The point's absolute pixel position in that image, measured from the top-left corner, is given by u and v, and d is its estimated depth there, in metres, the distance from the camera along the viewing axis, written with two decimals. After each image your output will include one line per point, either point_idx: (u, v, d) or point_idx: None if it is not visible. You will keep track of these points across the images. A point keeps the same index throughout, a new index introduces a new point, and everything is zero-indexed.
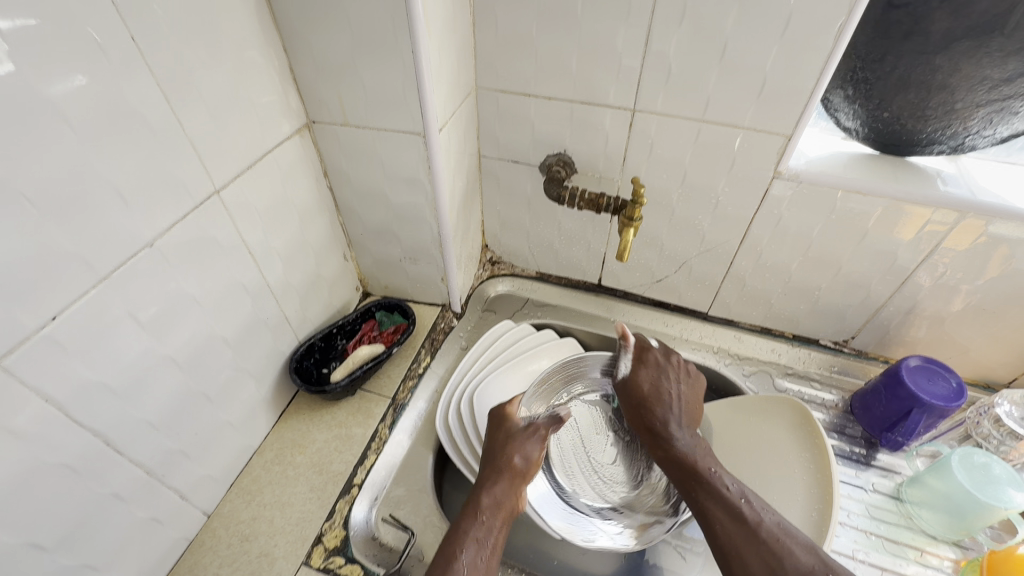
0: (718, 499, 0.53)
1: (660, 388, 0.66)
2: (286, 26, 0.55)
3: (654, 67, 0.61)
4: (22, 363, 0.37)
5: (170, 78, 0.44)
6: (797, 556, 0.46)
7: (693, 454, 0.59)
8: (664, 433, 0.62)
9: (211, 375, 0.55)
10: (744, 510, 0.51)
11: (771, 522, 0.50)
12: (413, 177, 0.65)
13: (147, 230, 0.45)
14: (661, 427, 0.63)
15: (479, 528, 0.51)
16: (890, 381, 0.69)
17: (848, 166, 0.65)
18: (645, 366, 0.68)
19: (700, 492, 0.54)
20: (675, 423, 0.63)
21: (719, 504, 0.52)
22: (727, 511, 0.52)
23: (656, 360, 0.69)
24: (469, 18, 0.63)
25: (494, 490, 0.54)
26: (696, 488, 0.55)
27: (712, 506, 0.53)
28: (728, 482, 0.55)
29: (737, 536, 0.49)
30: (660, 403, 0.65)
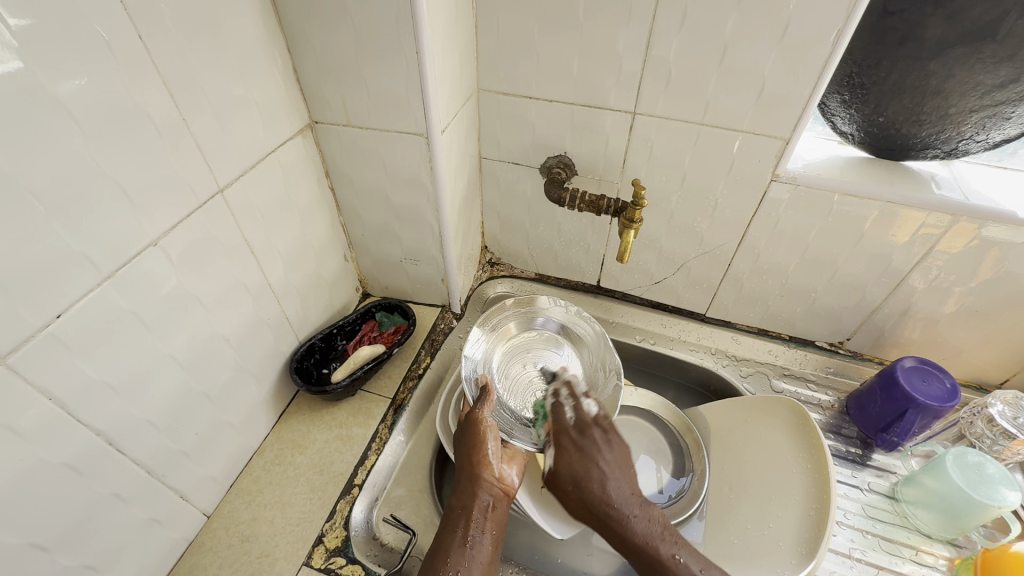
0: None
1: (588, 462, 0.56)
2: (289, 25, 0.55)
3: (655, 71, 0.62)
4: (25, 361, 0.37)
5: (175, 77, 0.44)
6: None
7: (652, 535, 0.51)
8: (616, 516, 0.52)
9: (212, 375, 0.55)
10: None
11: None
12: (414, 178, 0.65)
13: (151, 229, 0.45)
14: (614, 510, 0.53)
15: (467, 534, 0.53)
16: (885, 382, 0.70)
17: (845, 170, 0.66)
18: (569, 451, 0.58)
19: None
20: (616, 486, 0.54)
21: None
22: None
23: (596, 440, 0.58)
24: (472, 20, 0.64)
25: (473, 494, 0.56)
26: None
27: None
28: (690, 562, 0.49)
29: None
30: (596, 484, 0.55)
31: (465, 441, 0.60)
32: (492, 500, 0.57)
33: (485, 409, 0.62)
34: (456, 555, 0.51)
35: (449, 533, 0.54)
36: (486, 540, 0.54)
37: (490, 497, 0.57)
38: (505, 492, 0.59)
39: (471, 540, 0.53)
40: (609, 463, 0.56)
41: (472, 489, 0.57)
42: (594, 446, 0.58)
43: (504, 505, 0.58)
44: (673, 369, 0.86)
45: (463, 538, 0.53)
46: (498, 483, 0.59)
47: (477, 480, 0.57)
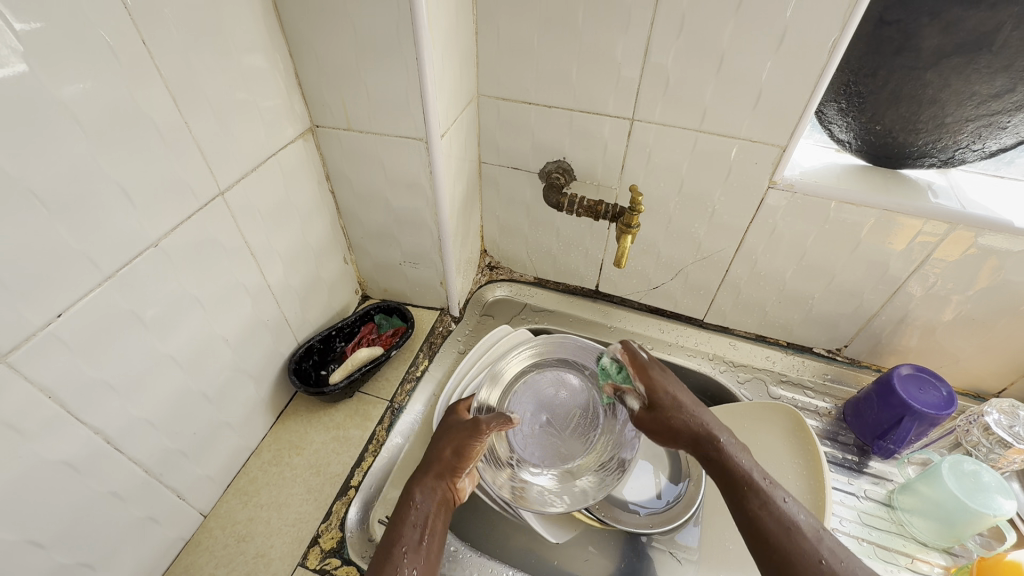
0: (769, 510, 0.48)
1: (665, 390, 0.58)
2: (291, 30, 0.56)
3: (653, 78, 0.62)
4: (27, 360, 0.38)
5: (178, 80, 0.45)
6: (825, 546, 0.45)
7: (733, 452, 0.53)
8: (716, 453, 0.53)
9: (211, 375, 0.56)
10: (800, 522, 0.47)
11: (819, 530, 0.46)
12: (414, 182, 0.66)
13: (152, 230, 0.45)
14: (711, 446, 0.53)
15: (422, 530, 0.52)
16: (882, 389, 0.70)
17: (842, 177, 0.66)
18: (652, 372, 0.61)
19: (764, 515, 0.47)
20: (719, 429, 0.55)
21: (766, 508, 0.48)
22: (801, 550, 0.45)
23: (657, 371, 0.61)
24: (473, 26, 0.64)
25: (426, 495, 0.55)
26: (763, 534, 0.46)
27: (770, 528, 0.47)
28: (784, 497, 0.49)
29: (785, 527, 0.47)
30: (679, 407, 0.57)
31: (444, 439, 0.60)
32: (439, 502, 0.55)
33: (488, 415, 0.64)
34: (405, 549, 0.49)
35: (398, 529, 0.51)
36: (431, 532, 0.52)
37: (434, 500, 0.55)
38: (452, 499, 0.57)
39: (421, 539, 0.51)
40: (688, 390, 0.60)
41: (428, 487, 0.55)
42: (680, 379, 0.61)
43: (451, 511, 0.56)
44: None
45: (409, 531, 0.51)
46: (453, 490, 0.57)
47: (431, 479, 0.56)
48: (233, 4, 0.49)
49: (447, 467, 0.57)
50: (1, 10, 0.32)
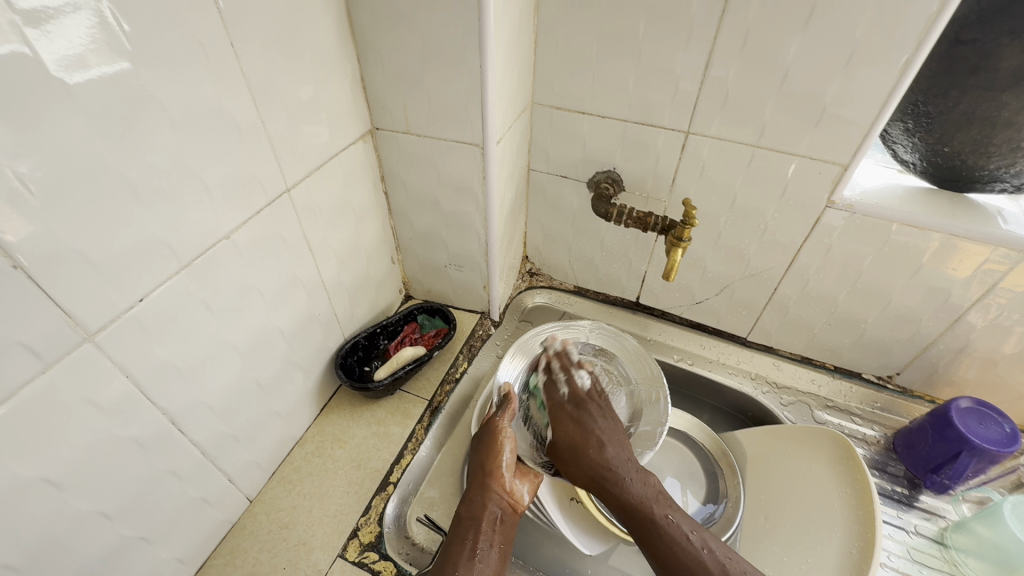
0: (677, 537, 0.55)
1: (586, 431, 0.63)
2: (360, 36, 0.58)
3: (711, 91, 0.62)
4: (109, 339, 0.40)
5: (258, 82, 0.47)
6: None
7: (647, 497, 0.59)
8: (611, 478, 0.60)
9: (265, 365, 0.58)
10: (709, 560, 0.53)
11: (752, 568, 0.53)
12: (466, 187, 0.67)
13: (225, 223, 0.47)
14: (610, 472, 0.60)
15: (477, 545, 0.56)
16: (938, 421, 0.67)
17: (905, 200, 0.64)
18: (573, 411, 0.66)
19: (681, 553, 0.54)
20: (615, 458, 0.61)
21: (680, 541, 0.55)
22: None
23: (568, 412, 0.66)
24: (532, 36, 0.65)
25: (482, 504, 0.59)
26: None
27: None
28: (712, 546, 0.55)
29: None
30: (591, 446, 0.62)
31: (483, 447, 0.63)
32: (501, 512, 0.59)
33: (506, 418, 0.65)
34: (465, 568, 0.53)
35: (458, 544, 0.56)
36: (490, 543, 0.56)
37: (499, 508, 0.59)
38: (513, 507, 0.61)
39: (479, 553, 0.55)
40: (602, 422, 0.65)
41: (484, 498, 0.59)
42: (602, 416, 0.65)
43: (514, 520, 0.60)
44: (710, 391, 0.85)
45: (471, 549, 0.55)
46: (508, 496, 0.61)
47: (487, 489, 0.60)
48: (311, 10, 0.51)
49: (494, 472, 0.61)
50: (112, 10, 0.35)
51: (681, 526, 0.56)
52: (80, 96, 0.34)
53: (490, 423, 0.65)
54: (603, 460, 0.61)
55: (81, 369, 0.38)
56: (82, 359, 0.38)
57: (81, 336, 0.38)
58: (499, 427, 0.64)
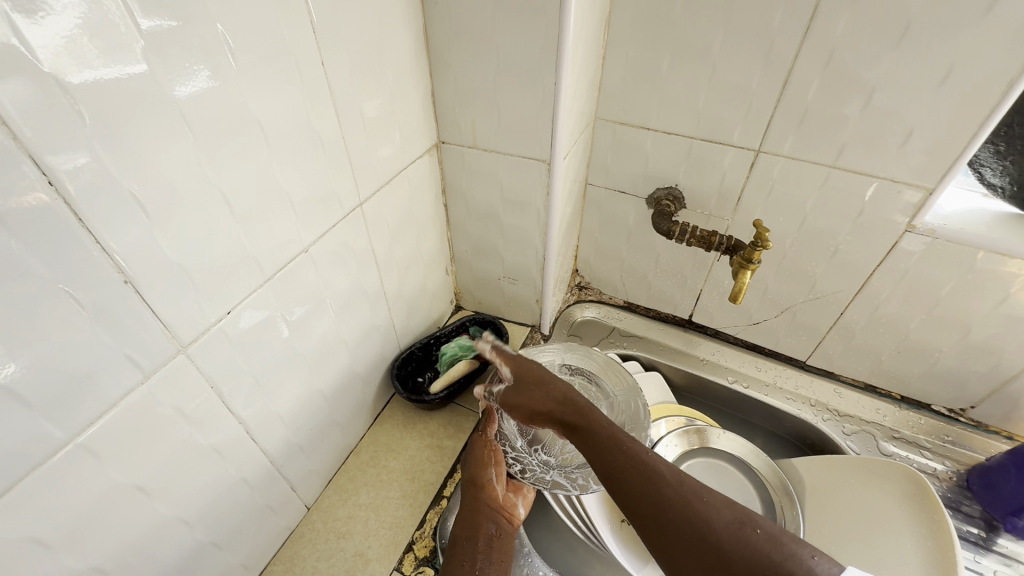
0: (693, 497, 0.44)
1: (540, 372, 0.54)
2: (434, 51, 0.58)
3: (788, 110, 0.60)
4: (199, 350, 0.40)
5: (343, 98, 0.48)
6: (721, 513, 0.44)
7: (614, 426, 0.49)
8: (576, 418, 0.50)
9: (330, 375, 0.58)
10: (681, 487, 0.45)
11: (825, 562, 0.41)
12: (528, 201, 0.67)
13: (305, 237, 0.48)
14: (574, 407, 0.50)
15: (476, 565, 0.54)
16: (1021, 459, 0.63)
17: (994, 226, 0.61)
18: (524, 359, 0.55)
19: (696, 508, 0.44)
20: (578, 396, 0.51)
21: (694, 501, 0.44)
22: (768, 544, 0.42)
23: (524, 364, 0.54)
24: (601, 52, 0.65)
25: (473, 521, 0.58)
26: (710, 531, 0.42)
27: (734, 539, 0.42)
28: (732, 506, 0.45)
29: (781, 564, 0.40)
30: (551, 387, 0.52)
31: (473, 461, 0.63)
32: (497, 527, 0.58)
33: (489, 430, 0.65)
34: None
35: (459, 563, 0.54)
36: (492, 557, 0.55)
37: (494, 524, 0.58)
38: (511, 520, 0.60)
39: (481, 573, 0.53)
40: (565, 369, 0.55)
41: (480, 516, 0.58)
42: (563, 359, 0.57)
43: (513, 531, 0.59)
44: (766, 416, 0.82)
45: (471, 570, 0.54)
46: (506, 512, 0.60)
47: (479, 504, 0.59)
48: (393, 27, 0.51)
49: (481, 484, 0.61)
50: (221, 31, 0.35)
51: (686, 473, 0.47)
52: (190, 114, 0.35)
53: (477, 438, 0.65)
54: (603, 425, 0.49)
55: (173, 379, 0.39)
56: (174, 369, 0.39)
57: (176, 347, 0.38)
58: (485, 440, 0.64)
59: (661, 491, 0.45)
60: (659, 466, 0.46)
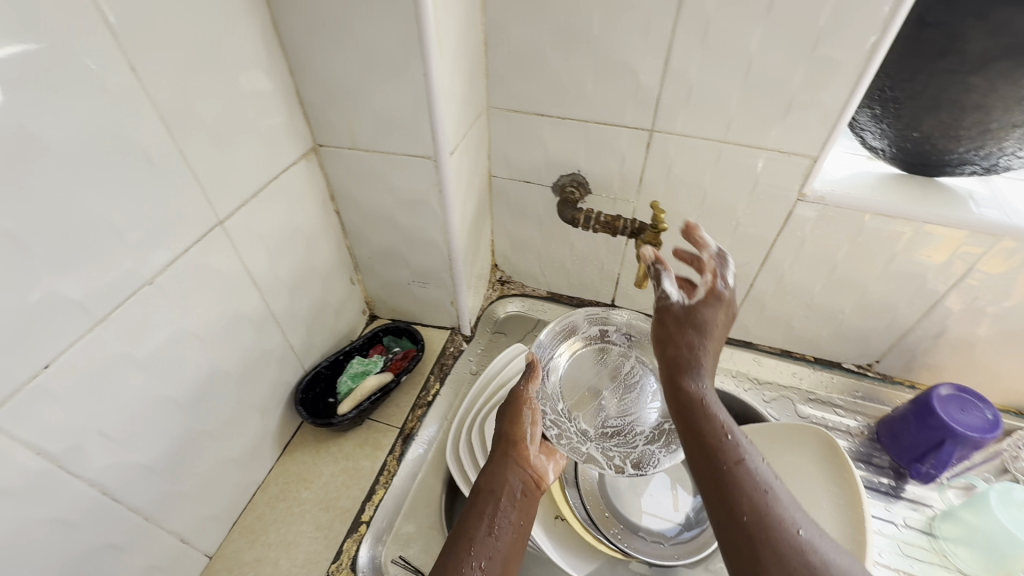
0: (748, 488, 0.43)
1: (687, 349, 0.55)
2: (291, 46, 0.52)
3: (674, 87, 0.58)
4: (11, 416, 0.35)
5: (171, 107, 0.42)
6: (783, 529, 0.40)
7: (727, 427, 0.48)
8: (701, 417, 0.49)
9: (213, 412, 0.53)
10: (761, 495, 0.42)
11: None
12: (422, 201, 0.63)
13: (146, 267, 0.42)
14: (701, 402, 0.50)
15: (494, 522, 0.49)
16: (920, 409, 0.66)
17: (876, 188, 0.62)
18: (686, 332, 0.55)
19: (743, 502, 0.42)
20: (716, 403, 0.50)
21: (750, 493, 0.43)
22: (806, 565, 0.38)
23: (687, 342, 0.55)
24: (482, 36, 0.61)
25: (502, 479, 0.53)
26: (736, 524, 0.42)
27: (761, 545, 0.40)
28: (791, 514, 0.41)
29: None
30: (683, 377, 0.53)
31: (505, 416, 0.59)
32: (522, 487, 0.54)
33: (530, 386, 0.61)
34: (481, 543, 0.47)
35: (473, 518, 0.49)
36: (514, 509, 0.51)
37: (520, 483, 0.54)
38: (535, 481, 0.56)
39: (498, 529, 0.49)
40: (714, 335, 0.56)
41: (502, 473, 0.54)
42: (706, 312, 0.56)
43: (537, 495, 0.55)
44: None
45: (489, 525, 0.49)
46: (532, 470, 0.56)
47: (506, 464, 0.55)
48: (230, 21, 0.46)
49: (513, 441, 0.57)
50: None
51: (759, 472, 0.44)
52: None
53: (515, 391, 0.61)
54: (716, 428, 0.48)
55: None
56: None
57: None
58: (522, 397, 0.60)
59: (719, 476, 0.45)
60: (731, 460, 0.45)
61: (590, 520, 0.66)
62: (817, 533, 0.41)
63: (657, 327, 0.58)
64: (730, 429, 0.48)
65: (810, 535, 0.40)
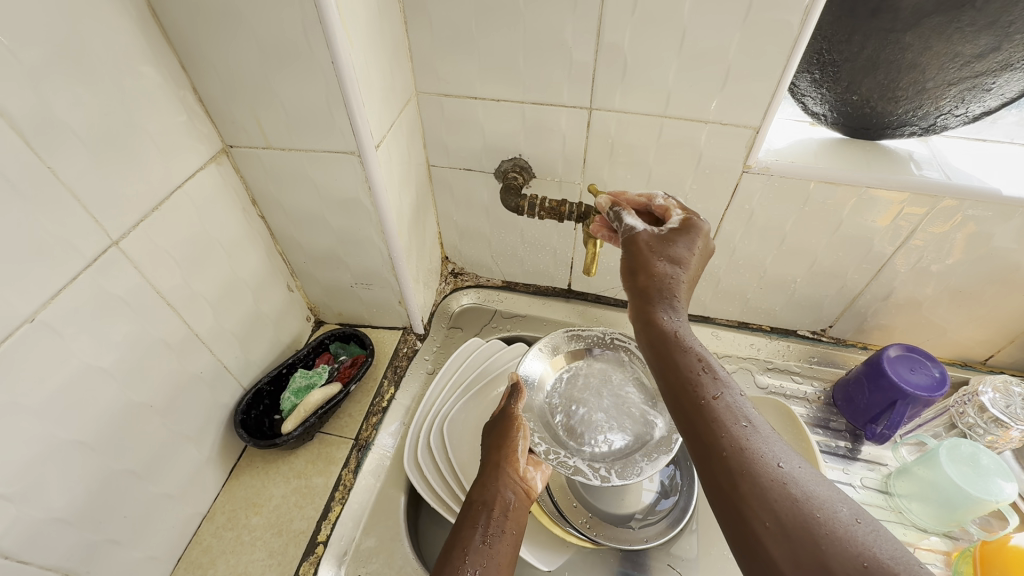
0: (728, 429, 0.39)
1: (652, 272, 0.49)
2: (179, 38, 0.47)
3: (608, 61, 0.55)
4: None
5: (27, 117, 0.37)
6: (764, 468, 0.36)
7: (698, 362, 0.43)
8: (677, 355, 0.44)
9: (138, 449, 0.49)
10: (742, 433, 0.38)
11: (865, 531, 0.33)
12: (353, 199, 0.58)
13: (22, 305, 0.38)
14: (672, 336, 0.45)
15: (488, 530, 0.48)
16: (872, 371, 0.67)
17: (819, 155, 0.61)
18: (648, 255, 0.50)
19: (721, 439, 0.38)
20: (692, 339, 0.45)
21: (729, 433, 0.38)
22: (786, 501, 0.34)
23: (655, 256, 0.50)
24: (400, 17, 0.56)
25: (495, 490, 0.53)
26: (716, 458, 0.38)
27: (742, 480, 0.36)
28: (771, 449, 0.37)
29: (790, 522, 0.34)
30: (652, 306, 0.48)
31: (496, 433, 0.60)
32: (515, 498, 0.53)
33: (518, 403, 0.62)
34: (469, 556, 0.46)
35: (467, 528, 0.49)
36: (509, 520, 0.50)
37: (513, 493, 0.53)
38: (527, 494, 0.55)
39: (491, 538, 0.48)
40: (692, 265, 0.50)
41: (495, 484, 0.53)
42: (680, 244, 0.51)
43: (529, 506, 0.54)
44: None
45: (483, 535, 0.48)
46: (523, 482, 0.55)
47: (499, 475, 0.54)
48: (96, 14, 0.40)
49: (506, 451, 0.57)
50: None
51: (738, 407, 0.40)
52: None
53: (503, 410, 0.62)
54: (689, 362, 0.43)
55: None
56: None
57: None
58: (512, 414, 0.61)
59: (697, 412, 0.40)
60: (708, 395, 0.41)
61: (559, 513, 0.64)
62: (798, 466, 0.37)
63: (627, 257, 0.52)
64: (704, 361, 0.43)
65: (792, 469, 0.37)
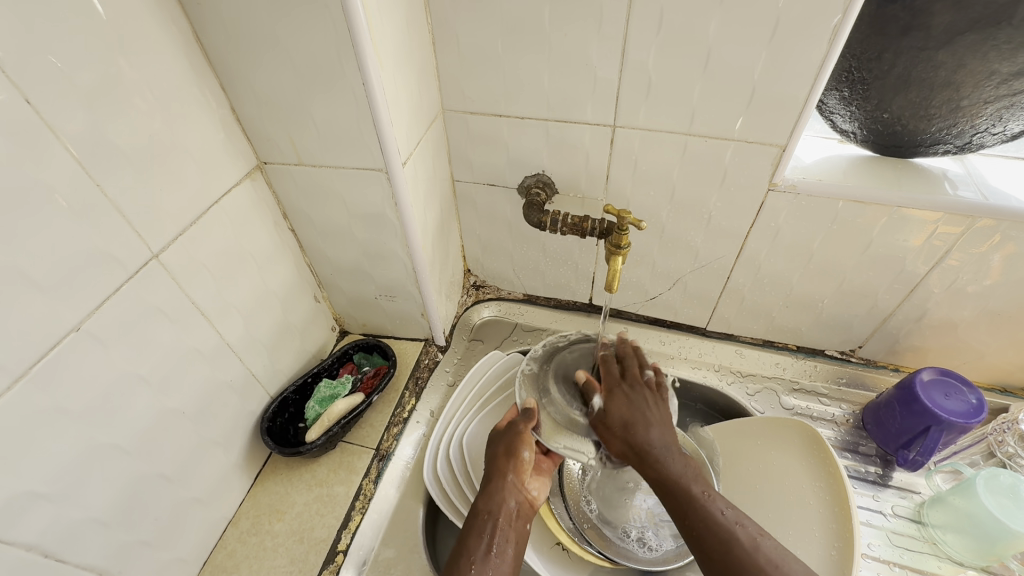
0: (714, 525, 0.44)
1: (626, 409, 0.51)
2: (219, 61, 0.49)
3: (632, 80, 0.56)
4: None
5: (84, 139, 0.39)
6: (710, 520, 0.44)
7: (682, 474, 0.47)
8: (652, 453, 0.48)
9: (170, 454, 0.51)
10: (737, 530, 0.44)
11: None
12: (379, 215, 0.60)
13: (69, 314, 0.40)
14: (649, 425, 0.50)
15: (493, 541, 0.49)
16: (903, 396, 0.65)
17: (848, 173, 0.60)
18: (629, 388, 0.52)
19: (708, 532, 0.44)
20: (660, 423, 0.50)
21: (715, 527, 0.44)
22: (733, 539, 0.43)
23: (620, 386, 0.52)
24: (428, 37, 0.58)
25: (499, 499, 0.52)
26: None
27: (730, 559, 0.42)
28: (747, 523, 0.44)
29: None
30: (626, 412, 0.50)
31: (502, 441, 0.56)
32: (519, 506, 0.53)
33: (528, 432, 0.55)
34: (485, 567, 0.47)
35: (473, 539, 0.49)
36: (514, 548, 0.50)
37: (517, 503, 0.53)
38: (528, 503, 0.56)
39: (498, 548, 0.49)
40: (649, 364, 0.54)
41: (500, 493, 0.53)
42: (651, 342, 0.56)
43: (531, 515, 0.55)
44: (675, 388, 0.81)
45: (487, 546, 0.49)
46: (525, 494, 0.55)
47: (505, 484, 0.54)
48: (144, 42, 0.43)
49: (500, 480, 0.54)
50: None
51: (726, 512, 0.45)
52: None
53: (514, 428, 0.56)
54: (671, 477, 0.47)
55: None
56: None
57: None
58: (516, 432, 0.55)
59: (687, 507, 0.46)
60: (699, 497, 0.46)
61: (579, 533, 0.62)
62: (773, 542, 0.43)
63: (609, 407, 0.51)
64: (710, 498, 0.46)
65: (769, 543, 0.43)
